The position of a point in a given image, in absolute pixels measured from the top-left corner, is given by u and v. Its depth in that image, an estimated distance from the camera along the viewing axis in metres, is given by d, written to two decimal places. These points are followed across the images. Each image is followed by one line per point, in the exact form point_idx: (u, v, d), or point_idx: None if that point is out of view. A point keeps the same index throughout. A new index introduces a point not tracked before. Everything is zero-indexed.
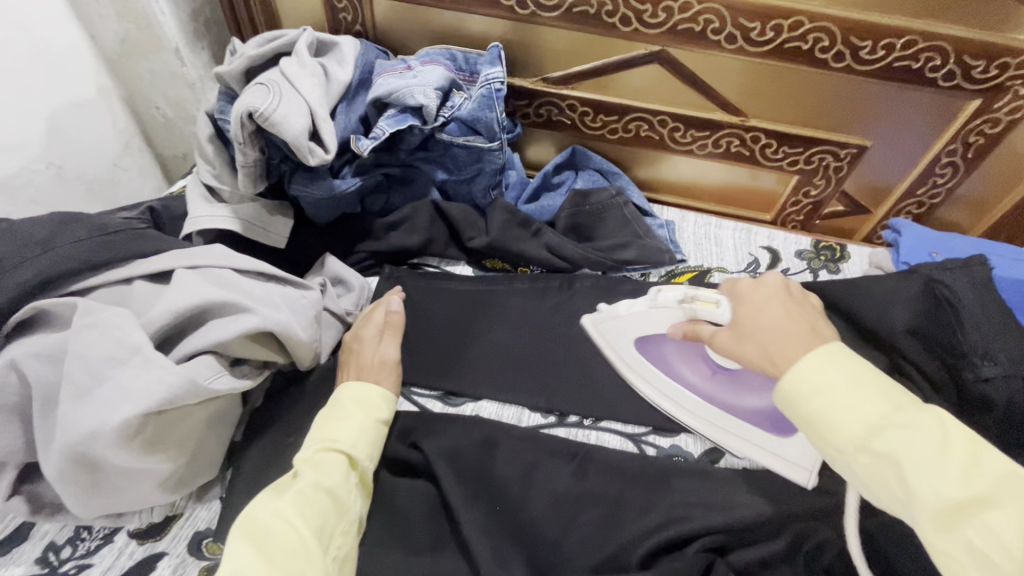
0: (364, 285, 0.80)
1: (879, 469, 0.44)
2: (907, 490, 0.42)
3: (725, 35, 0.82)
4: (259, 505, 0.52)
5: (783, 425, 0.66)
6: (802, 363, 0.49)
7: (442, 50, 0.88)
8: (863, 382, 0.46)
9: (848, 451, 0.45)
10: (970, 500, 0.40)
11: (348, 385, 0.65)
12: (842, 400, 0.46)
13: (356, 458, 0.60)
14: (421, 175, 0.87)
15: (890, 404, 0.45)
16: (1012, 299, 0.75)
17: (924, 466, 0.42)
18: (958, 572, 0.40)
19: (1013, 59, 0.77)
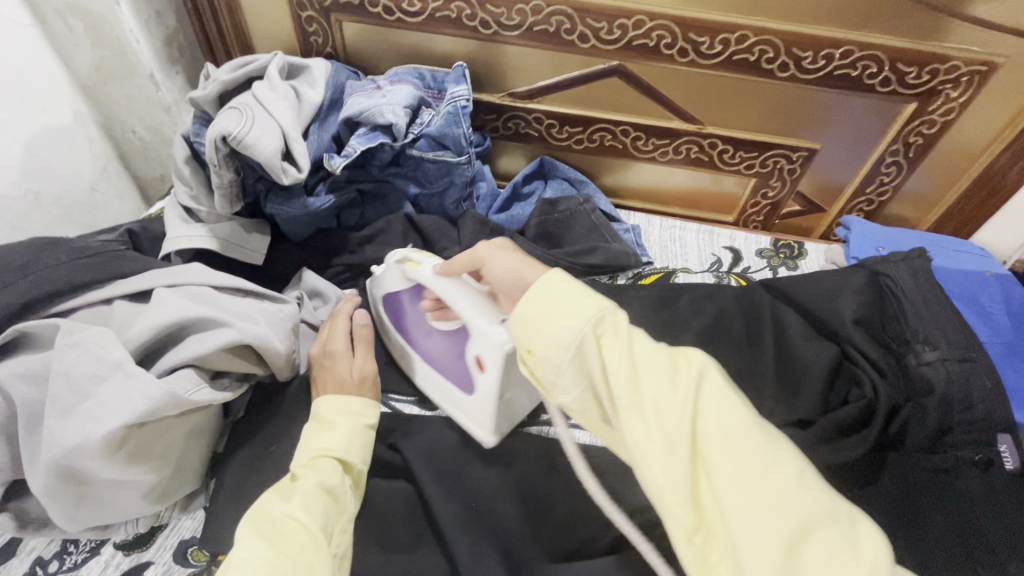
0: (340, 297, 0.83)
1: (584, 360, 0.47)
2: (608, 366, 0.46)
3: (677, 49, 0.87)
4: (264, 508, 0.54)
5: (460, 381, 0.72)
6: (541, 279, 0.52)
7: (410, 69, 0.92)
8: (583, 287, 0.50)
9: (567, 342, 0.48)
10: (650, 369, 0.45)
11: (324, 399, 0.67)
12: (561, 306, 0.49)
13: (350, 461, 0.62)
14: (394, 190, 0.90)
15: (597, 300, 0.49)
16: (951, 287, 0.82)
17: (626, 346, 0.47)
18: (640, 437, 0.43)
19: (942, 65, 0.83)
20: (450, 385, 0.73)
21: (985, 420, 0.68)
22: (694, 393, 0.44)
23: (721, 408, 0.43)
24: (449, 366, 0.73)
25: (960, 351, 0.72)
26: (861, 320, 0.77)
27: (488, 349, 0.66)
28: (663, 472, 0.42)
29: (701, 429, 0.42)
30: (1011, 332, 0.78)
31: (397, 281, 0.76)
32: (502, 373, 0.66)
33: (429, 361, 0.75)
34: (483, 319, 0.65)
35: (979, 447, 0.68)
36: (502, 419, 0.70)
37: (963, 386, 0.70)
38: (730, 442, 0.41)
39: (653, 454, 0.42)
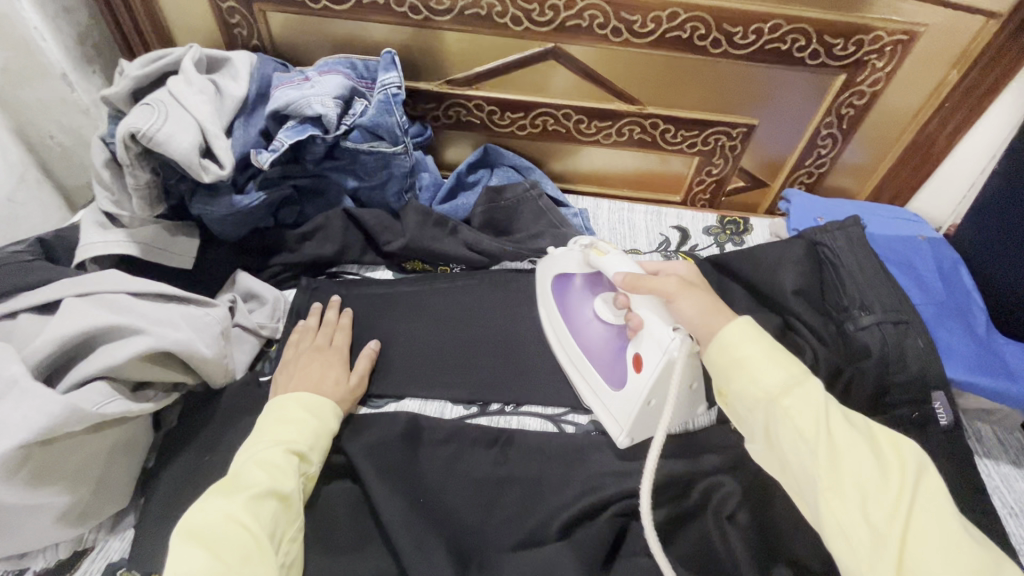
0: (278, 297, 0.80)
1: (790, 430, 0.51)
2: (805, 438, 0.50)
3: (610, 29, 0.86)
4: (208, 506, 0.51)
5: (607, 371, 0.70)
6: (726, 328, 0.56)
7: (341, 59, 0.89)
8: (783, 354, 0.54)
9: (769, 409, 0.52)
10: (854, 451, 0.48)
11: (301, 394, 0.64)
12: (758, 367, 0.53)
13: (303, 455, 0.59)
14: (331, 185, 0.88)
15: (798, 371, 0.53)
16: (885, 252, 0.85)
17: (828, 426, 0.50)
18: (837, 516, 0.47)
19: (866, 36, 0.84)
20: (597, 376, 0.71)
21: (920, 379, 0.70)
22: (905, 491, 0.46)
23: (936, 514, 0.45)
24: (603, 360, 0.71)
25: (894, 315, 0.74)
26: (801, 290, 0.78)
27: (650, 350, 0.63)
28: (869, 556, 0.45)
29: (912, 527, 0.45)
30: (942, 292, 0.80)
31: (573, 264, 0.77)
32: (655, 381, 0.62)
33: (584, 348, 0.73)
34: (657, 326, 0.63)
35: (916, 406, 0.70)
36: (643, 428, 0.66)
37: (899, 349, 0.72)
38: (938, 543, 0.43)
39: (856, 539, 0.45)
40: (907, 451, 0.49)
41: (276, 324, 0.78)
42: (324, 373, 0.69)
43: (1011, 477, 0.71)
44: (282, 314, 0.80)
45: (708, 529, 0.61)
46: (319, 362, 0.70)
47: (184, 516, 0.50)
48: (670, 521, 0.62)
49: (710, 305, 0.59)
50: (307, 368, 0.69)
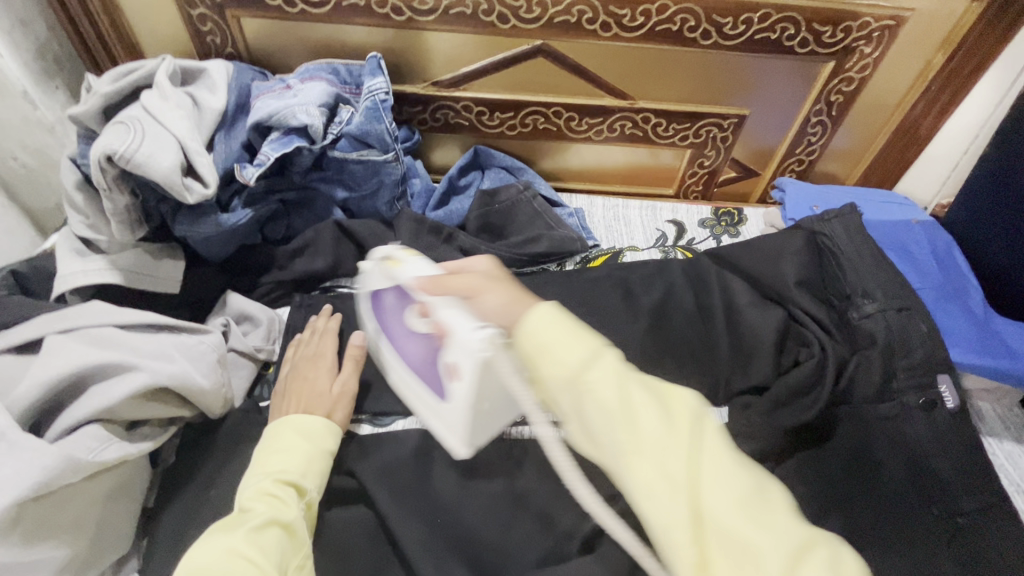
0: (272, 317, 0.76)
1: (592, 403, 0.43)
2: (603, 404, 0.43)
3: (599, 23, 0.84)
4: (205, 545, 0.47)
5: (438, 388, 0.61)
6: (528, 314, 0.47)
7: (322, 64, 0.85)
8: (573, 323, 0.46)
9: (567, 386, 0.44)
10: (647, 407, 0.42)
11: (290, 418, 0.62)
12: (556, 346, 0.45)
13: (303, 486, 0.56)
14: (319, 197, 0.85)
15: (591, 337, 0.46)
16: (881, 238, 0.85)
17: (621, 389, 0.43)
18: (641, 487, 0.41)
19: (854, 22, 0.84)
20: (427, 394, 0.63)
21: (925, 363, 0.71)
22: (690, 442, 0.41)
23: (720, 460, 0.40)
24: (425, 373, 0.62)
25: (896, 301, 0.74)
26: (802, 281, 0.78)
27: (460, 354, 0.53)
28: (671, 511, 0.39)
29: (703, 477, 0.40)
30: (940, 275, 0.81)
31: (381, 280, 0.65)
32: (480, 382, 0.53)
33: (408, 365, 0.65)
34: (462, 325, 0.52)
35: (923, 391, 0.70)
36: (475, 433, 0.61)
37: (903, 335, 0.72)
38: (730, 487, 0.39)
39: (657, 497, 0.40)
40: (691, 395, 0.44)
41: (272, 346, 0.74)
42: (328, 390, 0.67)
43: (1014, 454, 0.73)
44: (278, 335, 0.76)
45: None
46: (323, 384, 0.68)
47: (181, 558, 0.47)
48: None
49: (512, 302, 0.51)
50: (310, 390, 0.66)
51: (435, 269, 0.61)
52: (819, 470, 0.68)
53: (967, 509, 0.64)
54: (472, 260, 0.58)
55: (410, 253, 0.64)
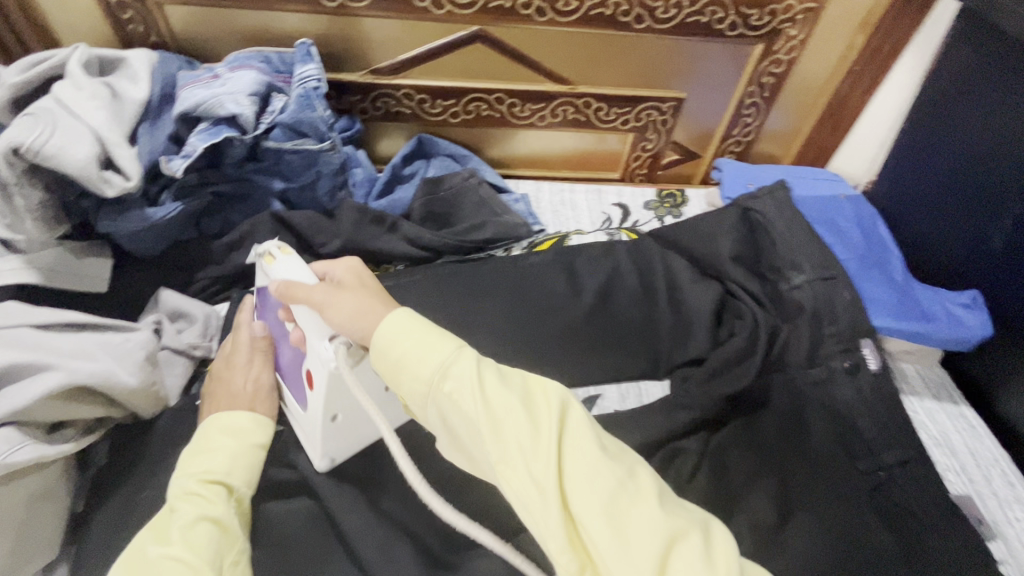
0: (208, 313, 0.74)
1: (451, 406, 0.46)
2: (468, 416, 0.45)
3: (534, 8, 0.85)
4: (137, 550, 0.50)
5: (298, 392, 0.65)
6: (385, 322, 0.51)
7: (253, 53, 0.83)
8: (433, 333, 0.49)
9: (436, 398, 0.47)
10: (511, 414, 0.44)
11: (216, 416, 0.61)
12: (414, 355, 0.48)
13: (231, 484, 0.56)
14: (256, 189, 0.83)
15: (449, 345, 0.49)
16: (811, 213, 0.89)
17: (481, 388, 0.46)
18: (511, 488, 0.43)
19: (778, 5, 0.87)
20: (288, 394, 0.67)
21: (850, 329, 0.75)
22: (553, 434, 0.44)
23: (583, 450, 0.43)
24: (290, 375, 0.66)
25: (823, 271, 0.78)
26: (736, 256, 0.81)
27: (314, 359, 0.59)
28: (540, 520, 0.42)
29: (568, 471, 0.42)
30: (864, 247, 0.85)
31: (262, 277, 0.68)
32: (326, 395, 0.59)
33: (279, 364, 0.68)
34: (316, 335, 0.58)
35: (848, 355, 0.74)
36: (340, 444, 0.63)
37: (829, 304, 0.76)
38: (592, 479, 0.42)
39: (529, 508, 0.42)
40: (554, 389, 0.47)
41: (210, 341, 0.73)
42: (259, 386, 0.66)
43: (934, 412, 0.77)
44: (216, 331, 0.74)
45: None
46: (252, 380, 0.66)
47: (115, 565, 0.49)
48: None
49: (360, 309, 0.54)
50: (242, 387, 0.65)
51: (304, 272, 0.63)
52: (753, 436, 0.70)
53: (887, 462, 0.68)
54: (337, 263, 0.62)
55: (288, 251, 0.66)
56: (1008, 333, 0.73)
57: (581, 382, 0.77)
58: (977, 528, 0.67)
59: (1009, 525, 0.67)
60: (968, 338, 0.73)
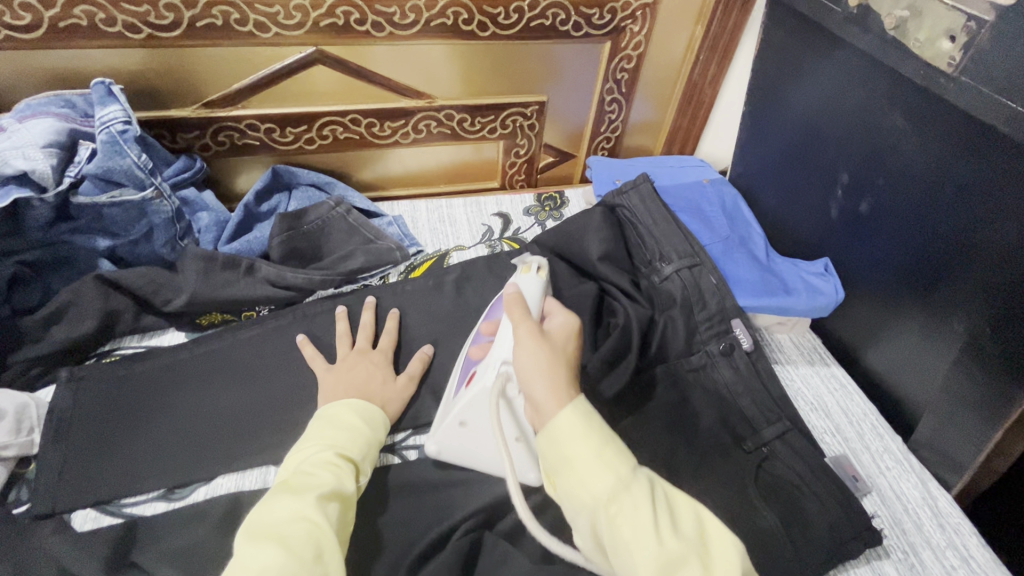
0: (22, 406, 0.65)
1: (613, 536, 0.44)
2: (631, 546, 0.43)
3: (369, 24, 0.81)
4: (276, 506, 0.50)
5: (454, 387, 0.66)
6: (559, 415, 0.50)
7: (50, 97, 0.73)
8: (608, 450, 0.48)
9: (598, 513, 0.46)
10: (682, 566, 0.42)
11: (351, 399, 0.63)
12: (583, 470, 0.47)
13: (356, 463, 0.58)
14: (78, 250, 0.74)
15: (622, 466, 0.47)
16: (677, 202, 0.91)
17: (655, 530, 0.43)
18: None
19: (616, 4, 0.89)
20: (451, 385, 0.69)
21: (719, 312, 0.76)
22: None
23: None
24: (461, 365, 0.68)
25: (688, 259, 0.80)
26: (608, 255, 0.81)
27: (486, 371, 0.61)
28: None
29: None
30: (727, 229, 0.87)
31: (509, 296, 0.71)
32: (468, 402, 0.60)
33: (461, 357, 0.70)
34: (504, 349, 0.61)
35: (722, 337, 0.76)
36: (454, 450, 0.63)
37: (697, 291, 0.78)
38: None
39: None
40: (733, 543, 0.44)
41: (23, 438, 0.63)
42: (370, 373, 0.69)
43: (807, 376, 0.80)
44: (36, 425, 0.65)
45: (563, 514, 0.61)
46: (353, 374, 0.68)
47: (249, 514, 0.50)
48: (525, 518, 0.61)
49: (545, 364, 0.54)
50: (346, 377, 0.67)
51: (536, 304, 0.66)
52: (646, 433, 0.69)
53: (768, 438, 0.69)
54: (557, 316, 0.63)
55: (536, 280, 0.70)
56: (857, 294, 0.77)
57: None
58: (851, 484, 0.69)
59: (880, 476, 0.70)
60: (826, 305, 0.76)
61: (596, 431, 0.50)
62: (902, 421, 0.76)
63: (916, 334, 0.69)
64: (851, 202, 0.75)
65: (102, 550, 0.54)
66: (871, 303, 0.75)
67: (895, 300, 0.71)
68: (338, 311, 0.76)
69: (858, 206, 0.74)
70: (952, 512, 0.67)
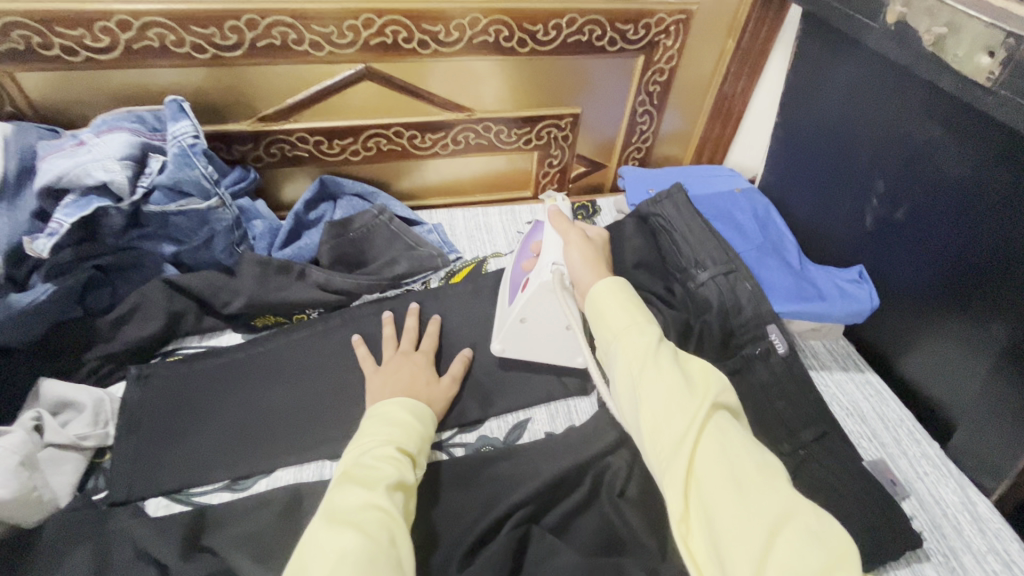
0: (98, 399, 0.69)
1: (623, 353, 0.53)
2: (633, 365, 0.52)
3: (416, 42, 0.85)
4: (346, 495, 0.53)
5: (510, 293, 0.78)
6: (598, 285, 0.61)
7: (123, 113, 0.78)
8: (633, 305, 0.58)
9: (611, 343, 0.55)
10: (667, 373, 0.50)
11: (404, 399, 0.66)
12: (608, 313, 0.57)
13: (414, 458, 0.60)
14: (146, 255, 0.79)
15: (643, 317, 0.56)
16: (709, 211, 0.93)
17: (653, 355, 0.52)
18: (650, 422, 0.48)
19: (650, 19, 0.92)
20: (504, 294, 0.80)
21: (755, 318, 0.78)
22: (704, 410, 0.47)
23: (724, 431, 0.47)
24: (513, 277, 0.80)
25: (723, 266, 0.82)
26: (643, 263, 0.84)
27: (540, 271, 0.72)
28: (666, 465, 0.46)
29: (703, 449, 0.46)
30: (760, 237, 0.89)
31: (542, 214, 0.84)
32: (529, 301, 0.72)
33: (511, 271, 0.82)
34: (552, 251, 0.72)
35: (758, 342, 0.78)
36: (517, 345, 0.76)
37: (732, 297, 0.80)
38: (724, 456, 0.45)
39: (659, 447, 0.47)
40: (721, 381, 0.51)
41: (100, 430, 0.68)
42: (418, 375, 0.72)
43: (842, 381, 0.81)
44: (110, 417, 0.70)
45: (607, 512, 0.63)
46: (402, 374, 0.72)
47: (323, 503, 0.52)
48: (569, 515, 0.63)
49: (592, 260, 0.67)
50: (395, 378, 0.70)
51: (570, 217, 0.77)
52: None
53: (806, 441, 0.70)
54: (593, 229, 0.76)
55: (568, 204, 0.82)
56: (892, 301, 0.78)
57: (510, 409, 0.76)
58: (889, 488, 0.69)
59: (918, 481, 0.71)
60: (860, 311, 0.77)
61: (624, 293, 0.60)
62: (940, 428, 0.76)
63: (953, 340, 0.70)
64: (887, 211, 0.76)
65: (177, 535, 0.58)
66: (905, 309, 0.77)
67: (931, 306, 0.72)
68: (384, 316, 0.79)
69: (893, 214, 0.75)
70: (992, 518, 0.67)
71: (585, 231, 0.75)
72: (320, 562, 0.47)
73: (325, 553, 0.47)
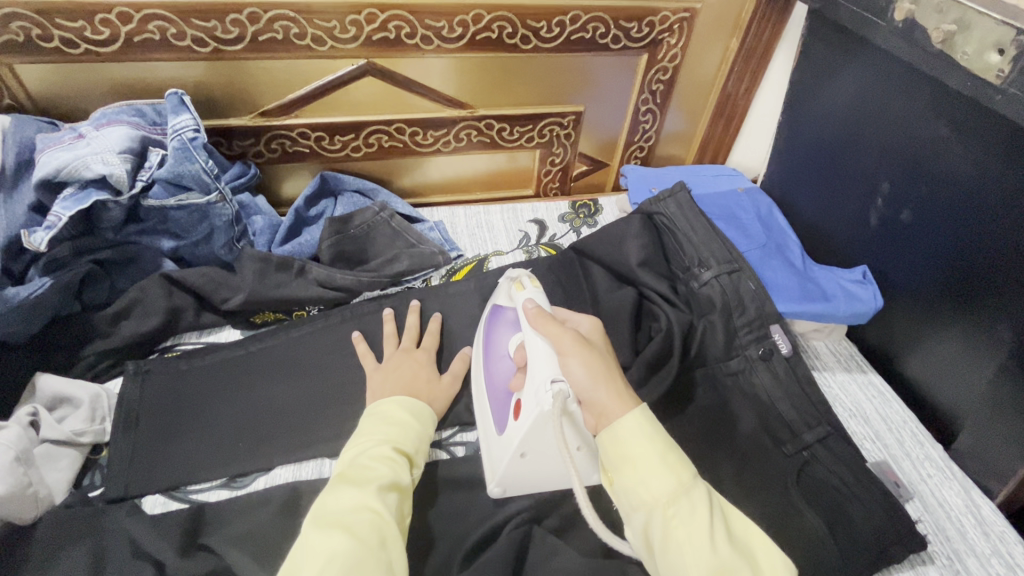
0: (95, 395, 0.69)
1: (673, 535, 0.47)
2: (688, 552, 0.46)
3: (419, 37, 0.85)
4: (338, 496, 0.52)
5: (500, 414, 0.65)
6: (624, 420, 0.52)
7: (123, 106, 0.78)
8: (670, 455, 0.51)
9: (652, 512, 0.49)
10: (732, 570, 0.45)
11: (403, 397, 0.66)
12: (645, 472, 0.50)
13: (411, 457, 0.60)
14: (144, 250, 0.78)
15: (685, 476, 0.50)
16: (712, 210, 0.93)
17: (710, 538, 0.47)
18: None
19: (654, 17, 0.91)
20: (489, 414, 0.67)
21: (759, 318, 0.78)
22: None
23: None
24: (497, 390, 0.68)
25: (726, 266, 0.81)
26: (646, 262, 0.83)
27: (534, 395, 0.59)
28: None
29: None
30: (764, 236, 0.89)
31: (506, 301, 0.73)
32: (528, 431, 0.59)
33: (489, 381, 0.70)
34: (544, 364, 0.60)
35: (761, 342, 0.77)
36: (518, 484, 0.62)
37: (736, 296, 0.79)
38: None
39: None
40: (778, 563, 0.47)
41: (96, 426, 0.67)
42: (418, 372, 0.71)
43: (845, 382, 0.81)
44: (107, 413, 0.69)
45: (608, 512, 0.63)
46: (403, 372, 0.71)
47: (315, 503, 0.52)
48: (571, 515, 0.62)
49: (600, 372, 0.56)
50: (395, 375, 0.70)
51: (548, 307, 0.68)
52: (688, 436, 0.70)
53: (809, 442, 0.70)
54: (580, 318, 0.65)
55: (535, 287, 0.71)
56: (896, 302, 0.78)
57: None
58: (893, 489, 0.69)
59: (921, 483, 0.70)
60: (865, 311, 0.77)
61: (656, 440, 0.52)
62: (943, 431, 0.76)
63: (958, 342, 0.70)
64: (892, 211, 0.76)
65: (175, 533, 0.57)
66: (910, 310, 0.76)
67: (936, 308, 0.72)
68: (385, 313, 0.79)
69: (898, 214, 0.75)
70: (996, 521, 0.66)
71: (576, 324, 0.63)
72: (308, 565, 0.46)
73: (313, 555, 0.47)
